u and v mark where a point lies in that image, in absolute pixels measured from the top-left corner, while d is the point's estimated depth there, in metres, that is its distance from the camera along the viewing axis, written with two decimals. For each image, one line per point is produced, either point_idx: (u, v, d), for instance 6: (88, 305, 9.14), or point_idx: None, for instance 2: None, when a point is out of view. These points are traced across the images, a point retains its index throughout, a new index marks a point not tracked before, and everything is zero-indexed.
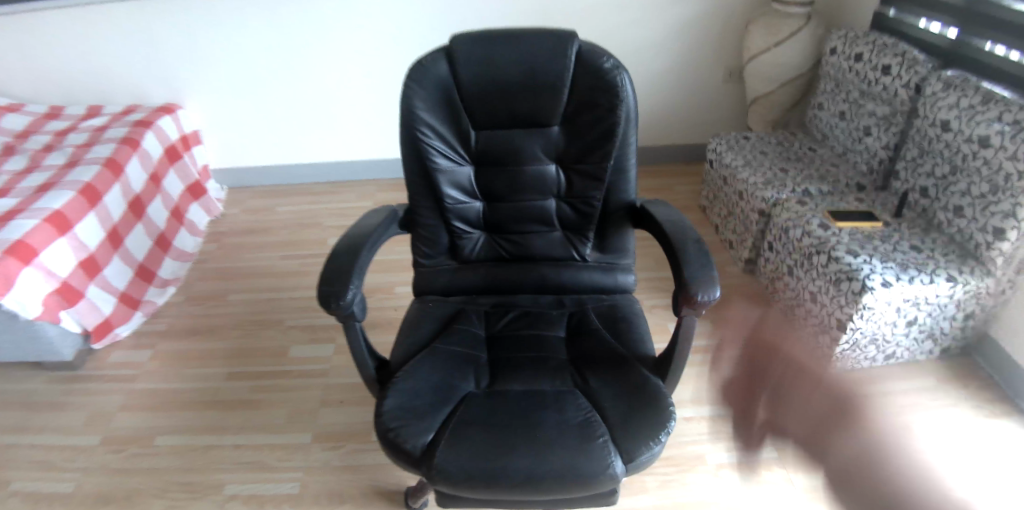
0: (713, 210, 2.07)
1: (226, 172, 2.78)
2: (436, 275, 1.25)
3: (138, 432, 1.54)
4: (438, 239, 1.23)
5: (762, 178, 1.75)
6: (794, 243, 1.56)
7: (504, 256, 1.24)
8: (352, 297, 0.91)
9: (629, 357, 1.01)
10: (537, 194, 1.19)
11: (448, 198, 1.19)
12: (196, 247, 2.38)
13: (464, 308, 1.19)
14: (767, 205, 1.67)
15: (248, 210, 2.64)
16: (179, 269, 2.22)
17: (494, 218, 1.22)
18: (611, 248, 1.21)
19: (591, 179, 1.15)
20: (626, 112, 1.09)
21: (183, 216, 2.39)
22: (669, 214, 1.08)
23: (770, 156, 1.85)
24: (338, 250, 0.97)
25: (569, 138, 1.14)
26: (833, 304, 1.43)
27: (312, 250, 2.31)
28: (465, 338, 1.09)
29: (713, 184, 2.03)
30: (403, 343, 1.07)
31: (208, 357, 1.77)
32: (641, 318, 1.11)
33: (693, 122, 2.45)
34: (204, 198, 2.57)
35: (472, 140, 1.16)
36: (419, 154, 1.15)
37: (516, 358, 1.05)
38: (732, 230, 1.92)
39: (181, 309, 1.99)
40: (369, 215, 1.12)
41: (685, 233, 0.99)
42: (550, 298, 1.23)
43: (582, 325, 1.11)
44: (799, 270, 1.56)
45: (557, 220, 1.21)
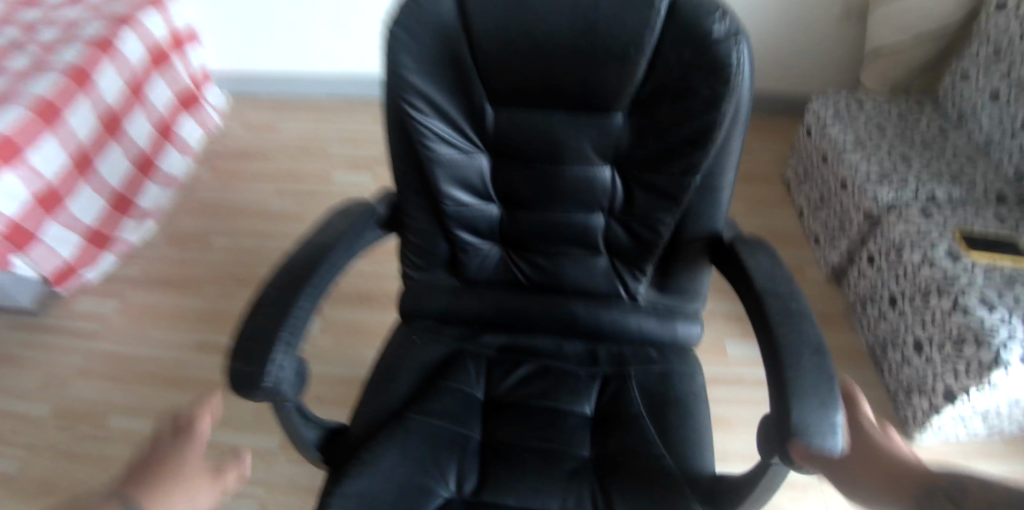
0: (800, 190, 1.68)
1: (232, 78, 2.45)
2: (429, 296, 0.98)
3: (93, 406, 1.36)
4: (435, 250, 0.94)
5: (876, 169, 1.35)
6: (905, 268, 1.19)
7: (523, 282, 0.96)
8: (275, 377, 0.62)
9: (675, 477, 0.74)
10: (580, 206, 0.87)
11: (450, 200, 0.87)
12: (186, 170, 2.07)
13: (461, 350, 0.92)
14: (876, 207, 1.29)
15: (251, 126, 2.32)
16: (164, 198, 1.93)
17: (516, 230, 0.91)
18: (675, 288, 0.91)
19: (661, 197, 0.82)
20: (733, 108, 0.71)
21: (173, 132, 2.02)
22: (772, 270, 0.75)
23: (887, 136, 1.43)
24: (268, 294, 0.68)
25: (638, 135, 0.79)
26: (946, 366, 1.08)
27: (312, 186, 2.00)
28: (455, 402, 0.84)
29: (805, 158, 1.62)
30: (369, 407, 0.83)
31: (182, 318, 1.55)
32: (701, 406, 0.83)
33: (787, 72, 1.99)
34: (199, 110, 2.19)
35: (488, 122, 0.82)
36: (410, 137, 0.82)
37: (524, 439, 0.80)
38: (822, 222, 1.54)
39: (159, 252, 1.77)
40: (335, 220, 0.82)
41: (800, 329, 0.67)
42: (578, 346, 0.95)
43: (619, 407, 0.84)
44: (903, 302, 1.21)
45: (603, 244, 0.90)
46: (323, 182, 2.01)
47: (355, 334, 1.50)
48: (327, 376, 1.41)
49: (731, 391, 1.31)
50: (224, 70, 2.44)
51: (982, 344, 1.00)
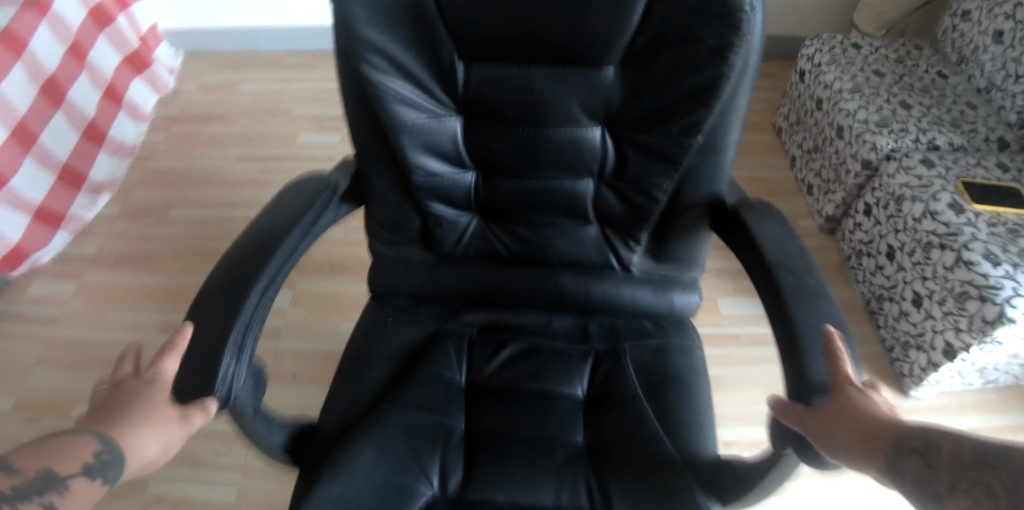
0: (792, 137, 1.60)
1: (185, 35, 2.26)
2: (402, 272, 0.90)
3: (55, 396, 1.29)
4: (406, 222, 0.86)
5: (875, 115, 1.27)
6: (904, 221, 1.14)
7: (505, 255, 0.89)
8: (223, 389, 0.58)
9: (673, 461, 0.70)
10: (566, 172, 0.79)
11: (418, 170, 0.78)
12: (139, 138, 1.92)
13: (440, 329, 0.87)
14: (874, 157, 1.22)
15: (208, 86, 2.16)
16: (117, 169, 1.79)
17: (495, 201, 0.84)
18: (672, 257, 0.85)
19: (657, 160, 0.74)
20: (739, 65, 0.63)
21: (121, 96, 1.83)
22: (781, 239, 0.71)
23: (885, 80, 1.35)
24: (212, 294, 0.62)
25: (631, 93, 0.70)
26: (946, 322, 1.05)
27: (275, 150, 1.88)
28: (436, 391, 0.79)
29: (798, 104, 1.54)
30: (341, 399, 0.78)
31: (144, 299, 1.47)
32: (701, 381, 0.80)
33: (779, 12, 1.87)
34: (149, 71, 2.00)
35: (459, 83, 0.73)
36: (369, 102, 0.72)
37: (511, 427, 0.76)
38: (815, 172, 1.47)
39: (117, 226, 1.66)
40: (289, 199, 0.74)
41: (819, 305, 0.63)
42: (567, 320, 0.90)
43: (611, 389, 0.80)
44: (901, 256, 1.16)
45: (594, 211, 0.83)
46: (287, 146, 1.88)
47: (329, 307, 1.43)
48: (301, 353, 1.34)
49: (724, 352, 1.26)
50: (174, 26, 2.24)
51: (986, 300, 0.96)
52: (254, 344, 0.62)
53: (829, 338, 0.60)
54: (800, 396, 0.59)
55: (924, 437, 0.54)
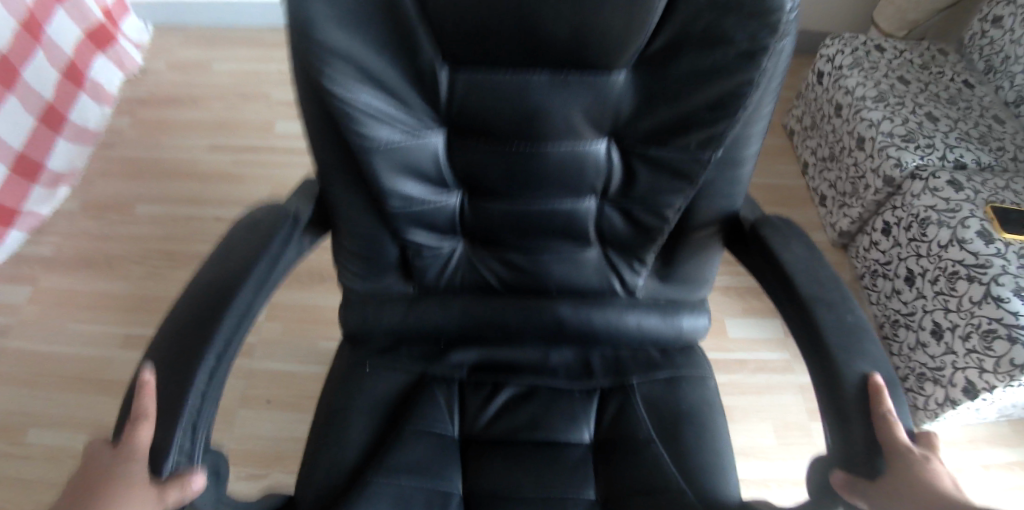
0: (804, 142, 1.53)
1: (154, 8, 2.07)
2: (379, 310, 0.83)
3: (7, 419, 1.20)
4: (382, 252, 0.78)
5: (900, 127, 1.20)
6: (928, 245, 1.07)
7: (496, 285, 0.83)
8: (175, 459, 0.52)
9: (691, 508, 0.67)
10: (568, 192, 0.71)
11: (395, 196, 0.70)
12: (103, 122, 1.76)
13: (425, 375, 0.81)
14: (897, 173, 1.15)
15: (179, 65, 1.99)
16: (79, 158, 1.65)
17: (484, 225, 0.76)
18: (679, 278, 0.80)
19: (669, 176, 0.67)
20: (767, 78, 0.57)
21: (82, 76, 1.66)
22: (812, 264, 0.65)
23: (910, 89, 1.27)
24: (168, 348, 0.56)
25: (642, 103, 0.62)
26: (969, 360, 0.99)
27: (249, 139, 1.75)
28: (426, 449, 0.74)
29: (813, 108, 1.46)
30: (319, 469, 0.71)
31: (108, 308, 1.36)
32: (717, 415, 0.76)
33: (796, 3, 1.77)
34: (114, 47, 1.82)
35: (443, 96, 0.63)
36: (333, 116, 0.62)
37: (516, 486, 0.71)
38: (829, 182, 1.40)
39: (75, 224, 1.53)
40: (240, 244, 0.66)
41: (863, 348, 0.58)
42: (566, 356, 0.85)
43: (623, 431, 0.76)
44: (922, 282, 1.10)
45: (595, 232, 0.77)
46: (261, 135, 1.75)
47: (307, 321, 1.33)
48: (274, 373, 1.26)
49: (730, 378, 1.20)
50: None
51: (1017, 342, 0.91)
52: (222, 383, 0.58)
53: (877, 389, 0.55)
54: (849, 466, 0.54)
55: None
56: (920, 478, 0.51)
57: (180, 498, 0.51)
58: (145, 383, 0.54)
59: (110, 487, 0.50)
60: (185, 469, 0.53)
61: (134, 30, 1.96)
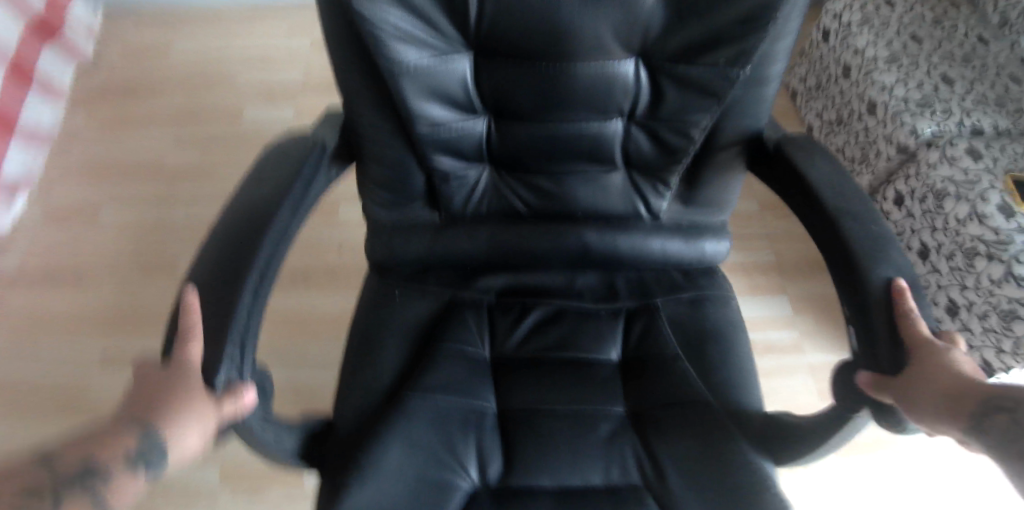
0: (810, 103, 1.49)
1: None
2: (404, 239, 0.77)
3: None
4: (408, 182, 0.73)
5: (916, 90, 1.14)
6: (944, 219, 1.05)
7: (522, 211, 0.79)
8: (227, 374, 0.54)
9: (718, 415, 0.68)
10: (594, 113, 0.69)
11: (422, 121, 0.67)
12: (56, 118, 1.63)
13: (455, 298, 0.78)
14: (912, 141, 1.12)
15: (132, 49, 1.83)
16: (35, 162, 1.52)
17: (512, 148, 0.73)
18: (702, 199, 0.78)
19: (698, 94, 0.66)
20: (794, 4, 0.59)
21: (32, 69, 1.50)
22: (833, 176, 0.67)
23: (925, 47, 1.21)
24: (213, 272, 0.57)
25: (673, 23, 0.61)
26: (987, 339, 0.99)
27: (219, 130, 1.63)
28: (458, 369, 0.71)
29: (822, 70, 1.41)
30: (354, 391, 0.70)
31: (86, 327, 1.28)
32: (741, 334, 0.76)
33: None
34: (64, 33, 1.63)
35: (472, 16, 0.59)
36: (360, 35, 0.60)
37: (551, 400, 0.71)
38: (839, 149, 1.36)
39: (37, 235, 1.43)
40: (271, 170, 0.64)
41: (887, 254, 0.60)
42: (592, 278, 0.82)
43: (647, 350, 0.75)
44: (936, 255, 1.09)
45: (623, 155, 0.74)
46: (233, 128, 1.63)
47: (300, 328, 1.26)
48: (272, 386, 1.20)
49: None
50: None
51: None
52: (258, 321, 0.59)
53: (900, 293, 0.58)
54: (874, 366, 0.58)
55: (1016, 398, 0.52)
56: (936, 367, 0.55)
57: (234, 410, 0.54)
58: (186, 300, 0.56)
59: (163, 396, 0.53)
60: (237, 383, 0.56)
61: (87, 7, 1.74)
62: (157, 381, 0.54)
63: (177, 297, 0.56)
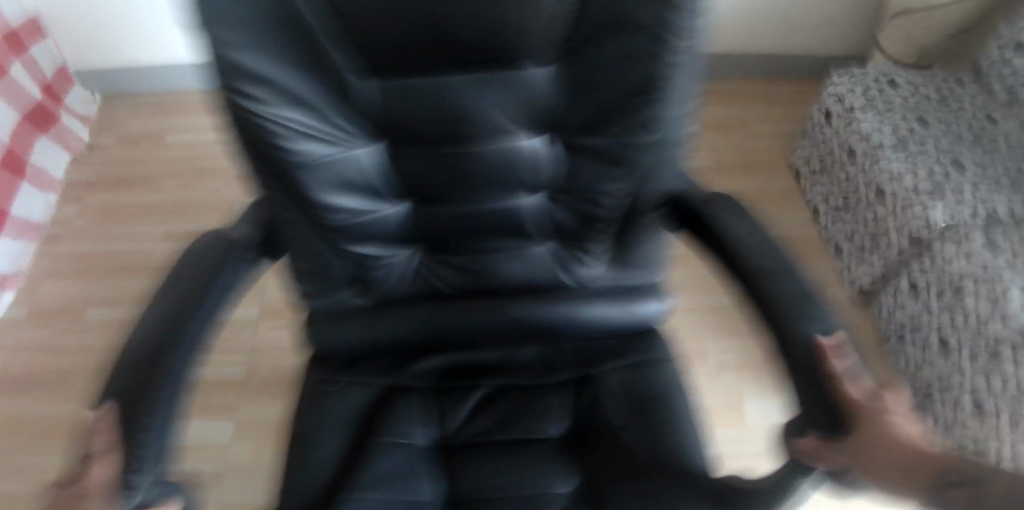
0: (816, 188, 1.63)
1: (98, 73, 1.93)
2: (338, 325, 0.77)
3: None
4: (331, 272, 0.72)
5: (922, 179, 1.24)
6: (964, 316, 1.13)
7: (451, 290, 0.78)
8: (145, 491, 0.54)
9: (664, 482, 0.67)
10: (508, 190, 0.69)
11: (335, 211, 0.65)
12: (48, 212, 1.68)
13: (390, 389, 0.76)
14: (926, 232, 1.20)
15: (128, 138, 1.88)
16: (24, 257, 1.57)
17: (432, 231, 0.72)
18: (632, 262, 0.78)
19: (609, 163, 0.66)
20: (687, 69, 0.57)
21: (22, 161, 1.58)
22: (753, 239, 0.68)
23: (932, 132, 1.33)
24: (123, 392, 0.56)
25: (571, 96, 0.60)
26: (1016, 443, 1.05)
27: (207, 228, 1.67)
28: (400, 459, 0.70)
29: (826, 150, 1.53)
30: (293, 487, 0.67)
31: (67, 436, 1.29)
32: (684, 395, 0.76)
33: (772, 29, 1.91)
34: (57, 126, 1.74)
35: (369, 104, 0.58)
36: (257, 140, 0.58)
37: (493, 487, 0.69)
38: (850, 232, 1.47)
39: (22, 335, 1.45)
40: (187, 276, 0.64)
41: (815, 315, 0.61)
42: (532, 350, 0.81)
43: (597, 420, 0.75)
44: (957, 349, 1.16)
45: (543, 226, 0.74)
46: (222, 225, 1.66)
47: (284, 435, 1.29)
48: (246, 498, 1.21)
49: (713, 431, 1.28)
50: (87, 64, 1.91)
51: None
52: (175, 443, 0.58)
53: (827, 349, 0.58)
54: (821, 427, 0.55)
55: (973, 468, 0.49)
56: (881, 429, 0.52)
57: None
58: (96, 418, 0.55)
59: None
60: (157, 501, 0.55)
61: (78, 101, 1.87)
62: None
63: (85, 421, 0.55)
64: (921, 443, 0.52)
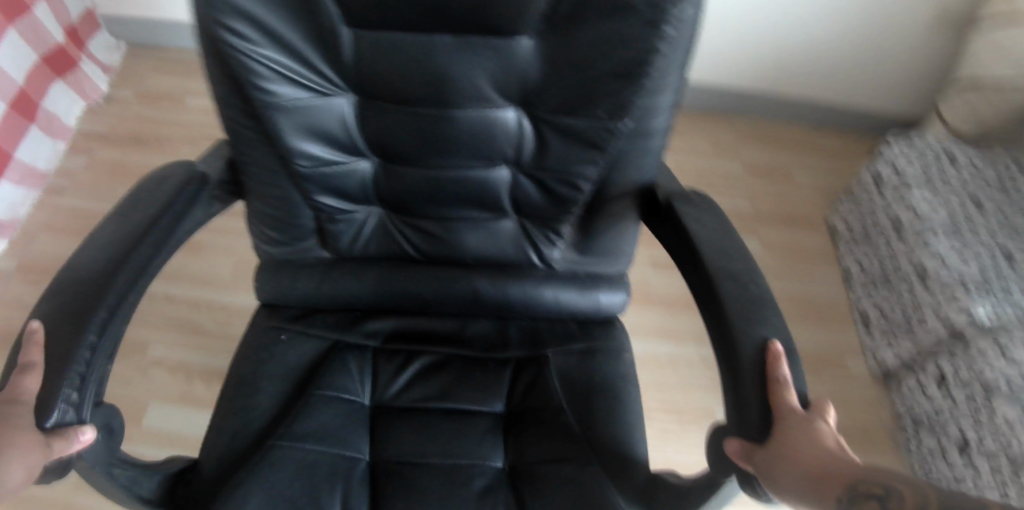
0: (848, 249, 1.52)
1: (126, 22, 1.81)
2: (291, 275, 0.77)
3: None
4: (296, 217, 0.73)
5: (973, 271, 1.21)
6: (993, 415, 1.07)
7: (413, 254, 0.78)
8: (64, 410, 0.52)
9: (592, 472, 0.66)
10: (478, 159, 0.68)
11: (301, 157, 0.66)
12: (55, 160, 1.58)
13: (339, 343, 0.76)
14: (968, 324, 1.15)
15: (149, 95, 1.77)
16: (23, 204, 1.47)
17: (399, 193, 0.72)
18: (599, 250, 0.77)
19: (582, 143, 0.66)
20: (666, 56, 0.57)
21: (33, 106, 1.47)
22: (717, 237, 0.66)
23: (987, 218, 1.26)
24: (61, 306, 0.55)
25: (552, 70, 0.60)
26: None
27: None
28: (336, 414, 0.70)
29: (868, 218, 1.46)
30: (227, 425, 0.68)
31: None
32: (630, 388, 0.74)
33: (829, 78, 1.71)
34: (74, 71, 1.62)
35: (347, 58, 0.59)
36: (235, 74, 0.60)
37: (423, 453, 0.68)
38: (879, 307, 1.38)
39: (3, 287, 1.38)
40: (144, 198, 0.65)
41: (763, 318, 0.59)
42: (487, 324, 0.81)
43: (538, 401, 0.73)
44: (977, 451, 1.09)
45: (511, 202, 0.73)
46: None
47: None
48: None
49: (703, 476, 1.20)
50: (117, 11, 1.79)
51: None
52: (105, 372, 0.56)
53: (773, 356, 0.56)
54: (743, 434, 0.55)
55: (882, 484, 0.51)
56: (792, 442, 0.53)
57: (68, 445, 0.52)
58: (30, 334, 0.54)
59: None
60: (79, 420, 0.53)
61: (102, 46, 1.75)
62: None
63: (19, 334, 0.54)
64: (839, 458, 0.54)
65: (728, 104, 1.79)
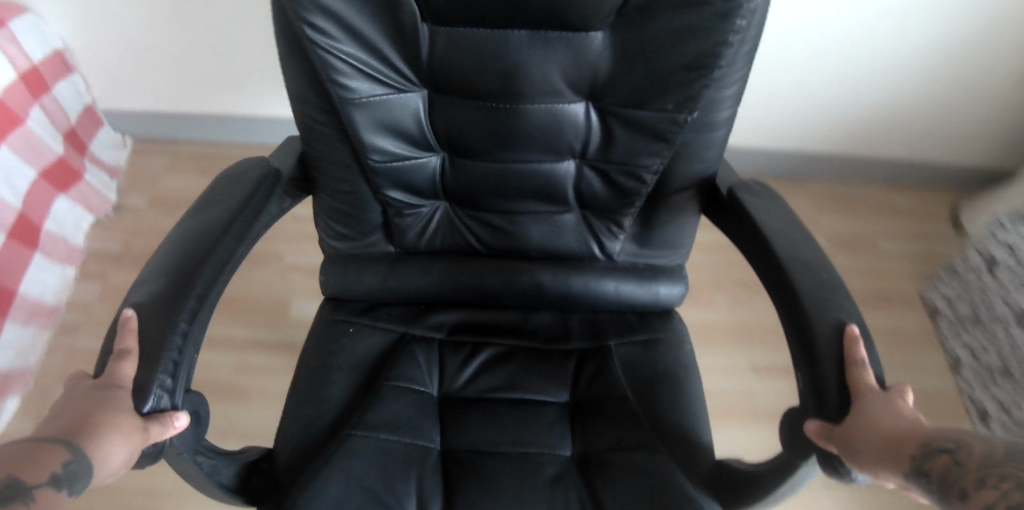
0: (950, 327, 1.36)
1: (134, 117, 1.53)
2: (360, 270, 0.79)
3: None
4: (365, 213, 0.76)
5: None
6: None
7: (477, 248, 0.80)
8: (157, 397, 0.53)
9: (660, 460, 0.66)
10: (545, 152, 0.70)
11: (375, 151, 0.68)
12: (65, 289, 1.32)
13: (405, 335, 0.78)
14: None
15: (163, 200, 1.50)
16: (32, 348, 1.22)
17: (465, 186, 0.74)
18: (657, 241, 0.78)
19: (648, 136, 0.67)
20: (737, 50, 0.59)
21: (35, 230, 1.26)
22: (784, 226, 0.67)
23: None
24: (156, 295, 0.56)
25: (620, 66, 0.62)
26: None
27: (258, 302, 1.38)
28: (407, 404, 0.71)
29: (979, 303, 1.30)
30: (303, 415, 0.69)
31: None
32: (692, 377, 0.75)
33: (915, 135, 1.49)
34: (79, 184, 1.39)
35: (422, 54, 0.61)
36: (316, 70, 0.62)
37: (493, 441, 0.69)
38: (1002, 402, 1.21)
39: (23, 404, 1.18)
40: (225, 191, 0.67)
41: (837, 301, 0.59)
42: (548, 316, 0.82)
43: (602, 390, 0.74)
44: None
45: (574, 194, 0.75)
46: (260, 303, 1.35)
47: None
48: None
49: None
50: (123, 108, 1.51)
51: None
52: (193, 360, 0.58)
53: (849, 338, 0.57)
54: (822, 412, 0.55)
55: (954, 442, 0.50)
56: (874, 417, 0.52)
57: (161, 432, 0.52)
58: (126, 321, 0.55)
59: (90, 413, 0.50)
60: (169, 407, 0.54)
61: (105, 147, 1.50)
62: (85, 400, 0.51)
63: (115, 319, 0.56)
64: (916, 425, 0.53)
65: (796, 165, 1.56)
